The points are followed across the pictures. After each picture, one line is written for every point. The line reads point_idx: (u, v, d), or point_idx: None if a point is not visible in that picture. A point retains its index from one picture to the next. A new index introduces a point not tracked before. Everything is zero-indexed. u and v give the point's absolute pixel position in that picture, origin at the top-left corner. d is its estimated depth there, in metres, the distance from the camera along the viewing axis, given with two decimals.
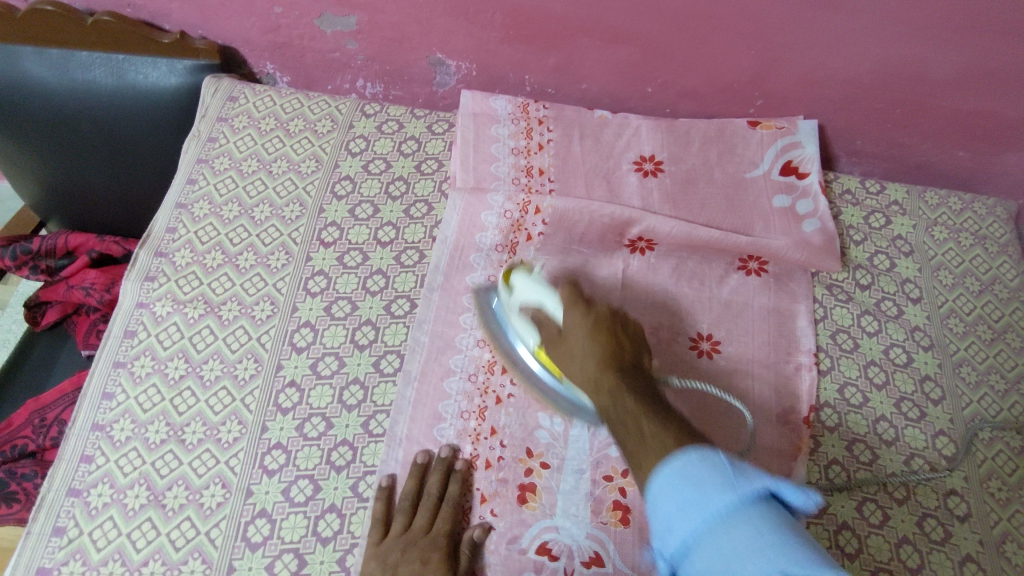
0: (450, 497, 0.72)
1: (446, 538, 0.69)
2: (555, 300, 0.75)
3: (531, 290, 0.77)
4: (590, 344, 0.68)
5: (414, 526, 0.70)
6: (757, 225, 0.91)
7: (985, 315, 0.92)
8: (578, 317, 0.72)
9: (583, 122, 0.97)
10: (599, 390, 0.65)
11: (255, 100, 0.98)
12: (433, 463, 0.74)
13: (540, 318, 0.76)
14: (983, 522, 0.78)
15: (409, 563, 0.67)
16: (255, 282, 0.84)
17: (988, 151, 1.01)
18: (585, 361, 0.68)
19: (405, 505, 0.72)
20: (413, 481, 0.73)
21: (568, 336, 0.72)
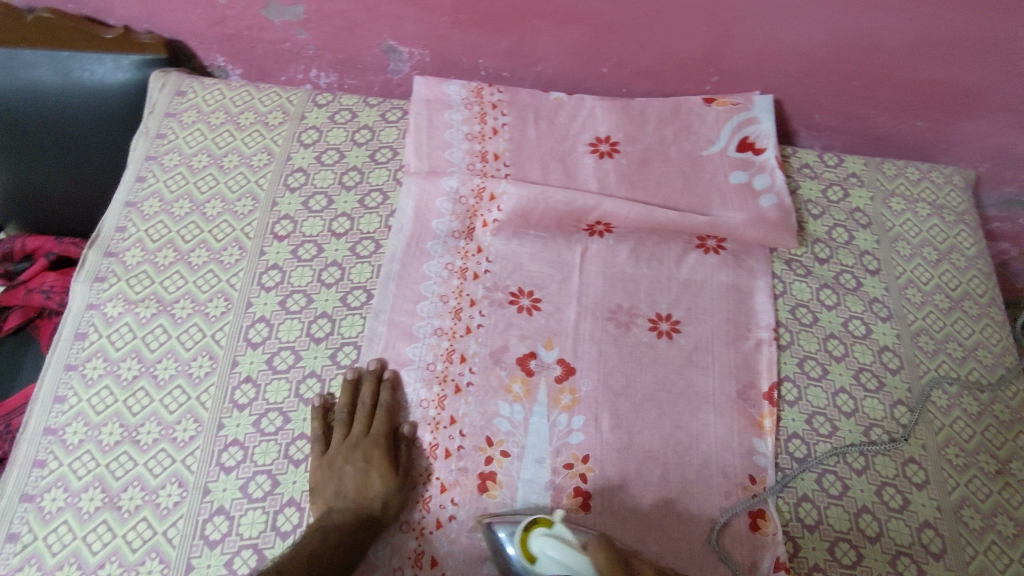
0: (384, 403, 0.76)
1: (386, 436, 0.74)
2: (588, 572, 0.60)
3: (561, 563, 0.62)
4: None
5: (354, 433, 0.74)
6: (714, 202, 0.91)
7: (943, 284, 0.93)
8: None
9: (538, 104, 0.96)
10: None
11: (204, 94, 0.96)
12: (363, 375, 0.78)
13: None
14: (941, 487, 0.79)
15: (353, 465, 0.71)
16: (208, 278, 0.83)
17: (945, 120, 1.01)
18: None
19: (343, 416, 0.75)
20: (348, 395, 0.76)
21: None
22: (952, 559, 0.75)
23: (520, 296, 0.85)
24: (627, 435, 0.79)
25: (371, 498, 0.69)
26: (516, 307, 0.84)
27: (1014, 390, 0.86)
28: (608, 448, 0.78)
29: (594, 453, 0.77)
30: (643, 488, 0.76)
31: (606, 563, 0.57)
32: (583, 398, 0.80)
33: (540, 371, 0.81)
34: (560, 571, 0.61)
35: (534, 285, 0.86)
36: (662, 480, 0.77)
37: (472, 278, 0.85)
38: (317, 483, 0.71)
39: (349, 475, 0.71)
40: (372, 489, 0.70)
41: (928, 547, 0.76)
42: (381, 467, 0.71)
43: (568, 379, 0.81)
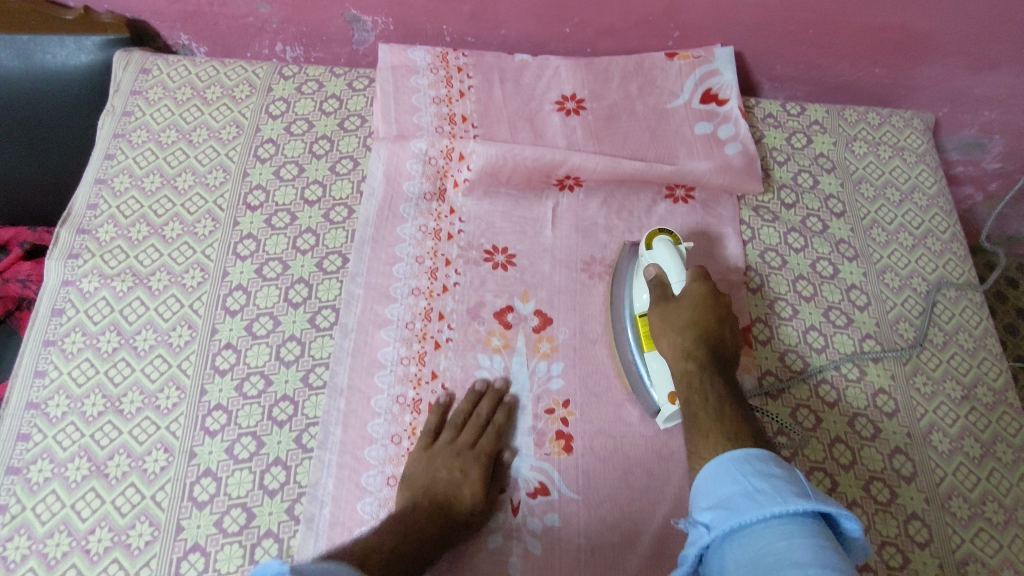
0: (497, 423, 0.76)
1: (489, 457, 0.73)
2: (680, 281, 0.76)
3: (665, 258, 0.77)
4: (695, 318, 0.73)
5: (460, 441, 0.74)
6: (680, 153, 0.93)
7: (906, 223, 0.95)
8: (695, 305, 0.74)
9: (503, 66, 0.97)
10: (688, 356, 0.72)
11: (168, 71, 0.96)
12: (487, 390, 0.77)
13: (661, 282, 0.77)
14: (910, 415, 0.82)
15: (448, 471, 0.71)
16: (183, 250, 0.84)
17: (902, 65, 1.03)
18: (686, 329, 0.73)
19: (456, 421, 0.75)
20: (468, 401, 0.76)
21: (676, 301, 0.75)
22: (923, 481, 0.78)
23: (495, 253, 0.87)
24: (604, 380, 0.80)
25: (457, 512, 0.69)
26: (491, 263, 0.86)
27: (977, 320, 0.89)
28: (587, 393, 0.80)
29: (574, 398, 0.79)
30: (622, 429, 0.78)
31: (701, 288, 0.75)
32: (561, 346, 0.82)
33: (518, 323, 0.83)
34: (659, 264, 0.78)
35: (508, 242, 0.87)
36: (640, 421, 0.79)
37: (446, 238, 0.87)
38: (411, 474, 0.71)
39: (443, 479, 0.71)
40: (459, 505, 0.69)
41: (899, 472, 0.79)
42: (476, 487, 0.71)
43: (545, 329, 0.83)
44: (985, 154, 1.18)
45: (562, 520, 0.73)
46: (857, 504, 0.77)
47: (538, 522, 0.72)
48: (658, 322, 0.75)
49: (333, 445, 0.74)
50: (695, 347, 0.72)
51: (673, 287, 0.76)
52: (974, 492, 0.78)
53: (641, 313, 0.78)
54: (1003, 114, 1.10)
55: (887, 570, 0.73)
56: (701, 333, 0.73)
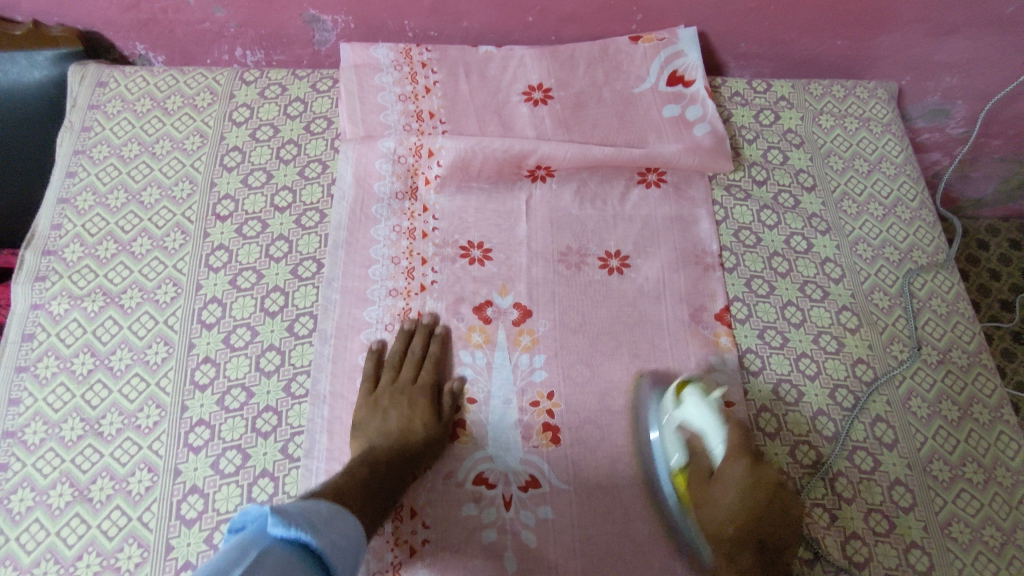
0: (433, 354, 0.79)
1: (431, 387, 0.77)
2: (719, 439, 0.70)
3: (697, 422, 0.72)
4: (737, 502, 0.67)
5: (401, 378, 0.77)
6: (649, 136, 0.93)
7: (875, 193, 0.97)
8: (742, 470, 0.68)
9: (467, 59, 0.96)
10: (732, 522, 0.67)
11: (126, 83, 0.94)
12: (417, 326, 0.80)
13: (695, 445, 0.72)
14: (890, 383, 0.83)
15: (398, 408, 0.75)
16: (154, 266, 0.82)
17: (864, 36, 1.04)
18: (730, 504, 0.68)
19: (393, 361, 0.78)
20: (400, 342, 0.79)
21: (711, 475, 0.70)
22: (904, 447, 0.80)
23: (471, 248, 0.86)
24: (587, 369, 0.81)
25: (413, 441, 0.73)
26: (468, 259, 0.85)
27: (949, 284, 0.90)
28: (571, 383, 0.80)
29: (558, 389, 0.79)
30: (607, 417, 0.79)
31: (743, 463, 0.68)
32: (542, 338, 0.82)
33: (498, 317, 0.82)
34: (695, 426, 0.72)
35: (484, 237, 0.87)
36: (624, 406, 0.79)
37: (421, 237, 0.86)
38: (361, 420, 0.74)
39: (393, 416, 0.74)
40: (414, 433, 0.73)
41: (880, 439, 0.80)
42: (425, 416, 0.75)
43: (525, 322, 0.83)
44: (949, 120, 1.20)
45: (555, 512, 0.73)
46: (842, 474, 0.78)
47: (531, 515, 0.73)
48: (694, 492, 0.71)
49: (321, 453, 0.73)
50: (729, 525, 0.67)
51: (713, 456, 0.70)
52: (954, 454, 0.80)
53: (678, 470, 0.73)
54: (964, 80, 1.11)
55: (874, 537, 0.75)
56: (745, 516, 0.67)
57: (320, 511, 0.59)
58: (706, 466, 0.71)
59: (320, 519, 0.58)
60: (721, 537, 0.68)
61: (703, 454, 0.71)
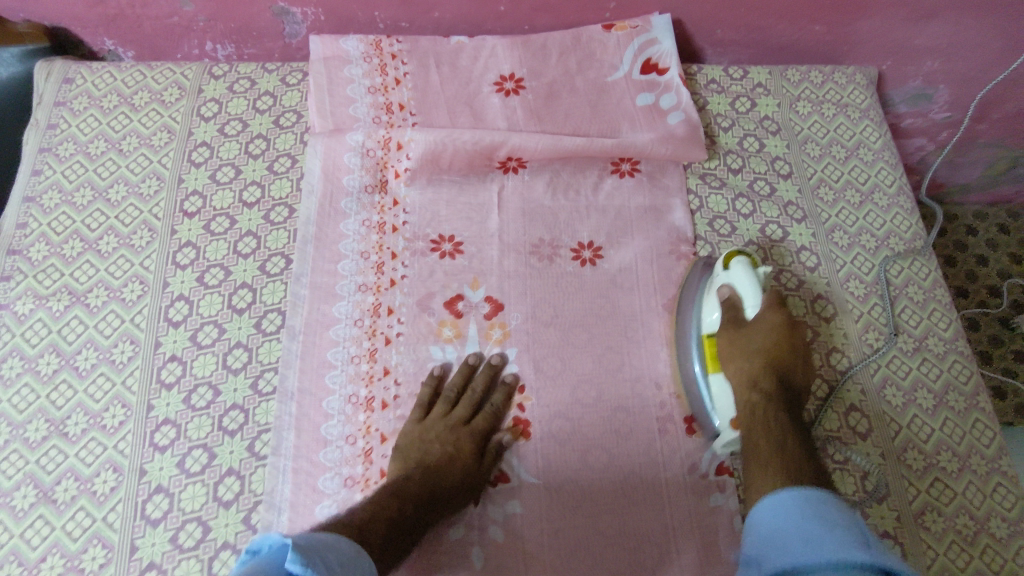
0: (495, 403, 0.77)
1: (482, 435, 0.75)
2: (755, 304, 0.75)
3: (738, 282, 0.76)
4: (761, 354, 0.74)
5: (453, 416, 0.75)
6: (623, 126, 0.92)
7: (853, 180, 0.95)
8: (773, 318, 0.75)
9: (438, 50, 0.94)
10: (752, 385, 0.72)
11: (92, 79, 0.93)
12: (479, 368, 0.78)
13: (732, 303, 0.76)
14: (865, 371, 0.83)
15: (441, 444, 0.72)
16: (120, 263, 0.82)
17: (842, 21, 1.03)
18: (755, 357, 0.74)
19: (450, 395, 0.76)
20: (462, 375, 0.77)
21: (745, 331, 0.75)
22: (878, 436, 0.79)
23: (442, 242, 0.85)
24: (559, 362, 0.80)
25: (447, 481, 0.70)
26: (439, 253, 0.84)
27: (926, 272, 0.89)
28: (542, 376, 0.79)
29: (529, 383, 0.79)
30: (578, 410, 0.78)
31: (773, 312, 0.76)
32: (513, 331, 0.81)
33: (469, 311, 0.82)
34: (734, 284, 0.77)
35: (455, 230, 0.86)
36: (595, 399, 0.79)
37: (391, 231, 0.85)
38: (402, 447, 0.72)
39: (436, 451, 0.71)
40: (450, 474, 0.70)
41: (855, 429, 0.79)
42: (467, 460, 0.72)
43: (497, 315, 0.82)
44: (932, 104, 1.18)
45: (523, 506, 0.73)
46: None
47: (499, 510, 0.72)
48: (730, 348, 0.74)
49: (287, 451, 0.73)
50: (760, 374, 0.72)
51: (747, 312, 0.75)
52: (928, 443, 0.79)
53: (710, 334, 0.77)
54: (945, 64, 1.10)
55: None
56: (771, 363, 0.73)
57: (341, 552, 0.55)
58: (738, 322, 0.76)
59: (337, 561, 0.53)
60: (746, 386, 0.72)
61: (737, 316, 0.76)
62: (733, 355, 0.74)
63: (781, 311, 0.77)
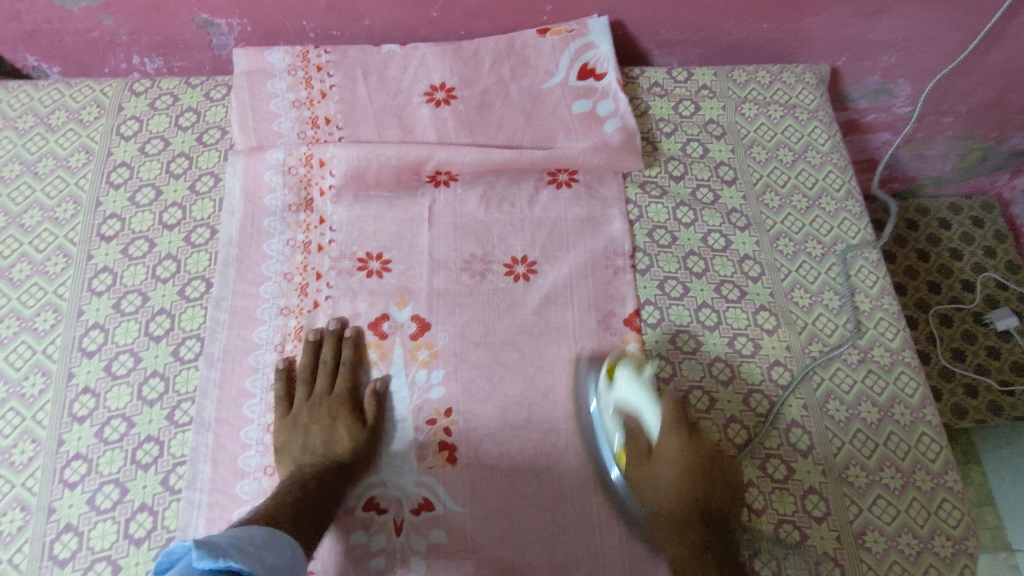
0: (347, 360, 0.76)
1: (348, 393, 0.75)
2: (654, 414, 0.70)
3: (634, 398, 0.71)
4: (676, 490, 0.68)
5: (316, 392, 0.75)
6: (558, 135, 0.89)
7: (799, 184, 0.92)
8: (673, 444, 0.69)
9: (366, 60, 0.91)
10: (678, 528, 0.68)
11: (8, 99, 0.90)
12: (325, 335, 0.77)
13: (633, 430, 0.71)
14: (807, 386, 0.80)
15: (318, 422, 0.73)
16: (33, 292, 0.79)
17: (790, 18, 0.99)
18: (662, 460, 0.69)
19: (305, 376, 0.76)
20: (308, 355, 0.76)
21: (655, 461, 0.70)
22: (820, 454, 0.76)
23: (369, 260, 0.82)
24: (487, 385, 0.77)
25: (341, 454, 0.71)
26: (365, 272, 0.81)
27: (874, 279, 0.87)
28: (471, 399, 0.76)
29: (457, 406, 0.76)
30: (508, 434, 0.75)
31: (670, 406, 0.69)
32: (441, 352, 0.78)
33: (394, 332, 0.79)
34: (636, 408, 0.71)
35: (383, 247, 0.83)
36: (525, 422, 0.76)
37: (316, 250, 0.82)
38: (281, 442, 0.72)
39: (314, 432, 0.72)
40: (340, 446, 0.72)
41: (796, 446, 0.77)
42: (348, 425, 0.73)
43: (424, 336, 0.79)
44: (894, 99, 1.15)
45: (447, 536, 0.70)
46: (753, 485, 0.74)
47: (422, 540, 0.70)
48: (641, 477, 0.70)
49: (202, 484, 0.70)
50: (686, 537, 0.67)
51: (651, 440, 0.71)
52: (872, 459, 0.76)
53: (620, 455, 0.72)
54: (902, 58, 1.06)
55: (784, 550, 0.72)
56: (687, 496, 0.68)
57: (255, 536, 0.57)
58: (642, 440, 0.71)
59: (252, 543, 0.55)
60: (666, 505, 0.69)
61: (643, 445, 0.71)
62: (643, 473, 0.70)
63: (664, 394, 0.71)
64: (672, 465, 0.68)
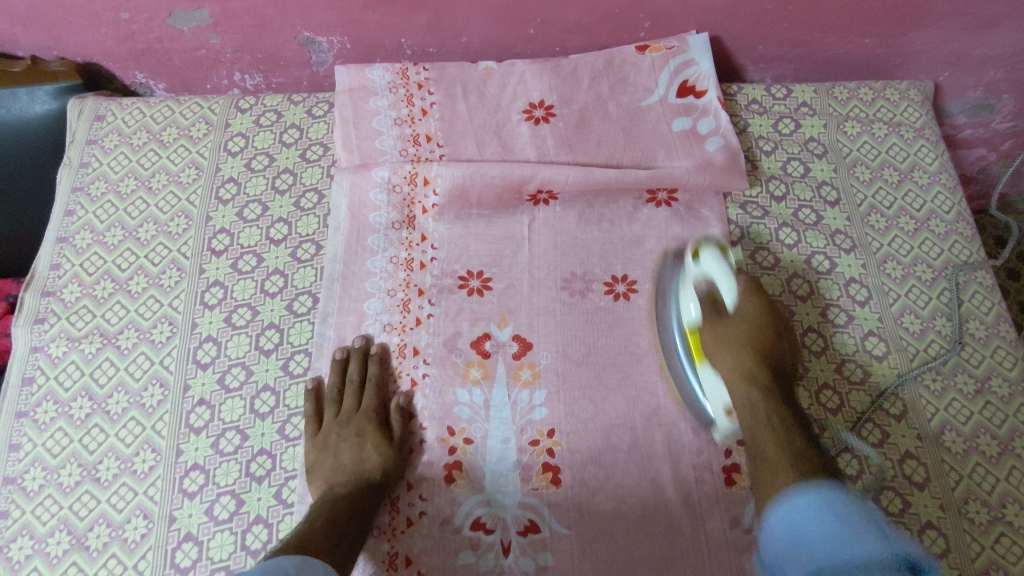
0: (373, 377, 0.77)
1: (376, 411, 0.75)
2: (733, 287, 0.75)
3: (715, 268, 0.75)
4: (744, 333, 0.74)
5: (345, 410, 0.76)
6: (658, 153, 0.88)
7: (907, 206, 0.89)
8: (754, 307, 0.75)
9: (465, 77, 0.92)
10: (748, 378, 0.71)
11: (123, 116, 0.95)
12: (351, 353, 0.78)
13: (712, 299, 0.75)
14: (920, 416, 0.76)
15: (346, 440, 0.73)
16: (150, 304, 0.82)
17: (894, 33, 0.96)
18: (744, 350, 0.73)
19: (332, 395, 0.76)
20: (335, 373, 0.77)
21: (728, 320, 0.75)
22: (937, 487, 0.73)
23: (470, 278, 0.82)
24: (590, 408, 0.76)
25: (369, 471, 0.71)
26: (466, 290, 0.82)
27: (989, 305, 0.83)
28: (572, 422, 0.75)
29: (559, 427, 0.75)
30: (612, 457, 0.74)
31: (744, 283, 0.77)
32: (544, 372, 0.78)
33: (496, 351, 0.79)
34: (712, 278, 0.75)
35: (484, 265, 0.83)
36: (630, 446, 0.74)
37: (419, 267, 0.83)
38: (313, 462, 0.72)
39: (344, 451, 0.72)
40: (369, 462, 0.71)
41: (910, 478, 0.73)
42: (377, 441, 0.73)
43: (526, 356, 0.79)
44: (995, 115, 1.09)
45: (555, 558, 0.69)
46: None
47: (530, 562, 0.69)
48: (717, 338, 0.74)
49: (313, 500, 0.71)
50: (751, 363, 0.72)
51: (726, 300, 0.75)
52: (993, 495, 0.72)
53: (693, 327, 0.75)
54: (1009, 73, 1.01)
55: None
56: (760, 354, 0.73)
57: (287, 566, 0.57)
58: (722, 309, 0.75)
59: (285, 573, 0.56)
60: (736, 373, 0.72)
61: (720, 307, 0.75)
62: (714, 352, 0.74)
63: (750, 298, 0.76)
64: (746, 355, 0.72)
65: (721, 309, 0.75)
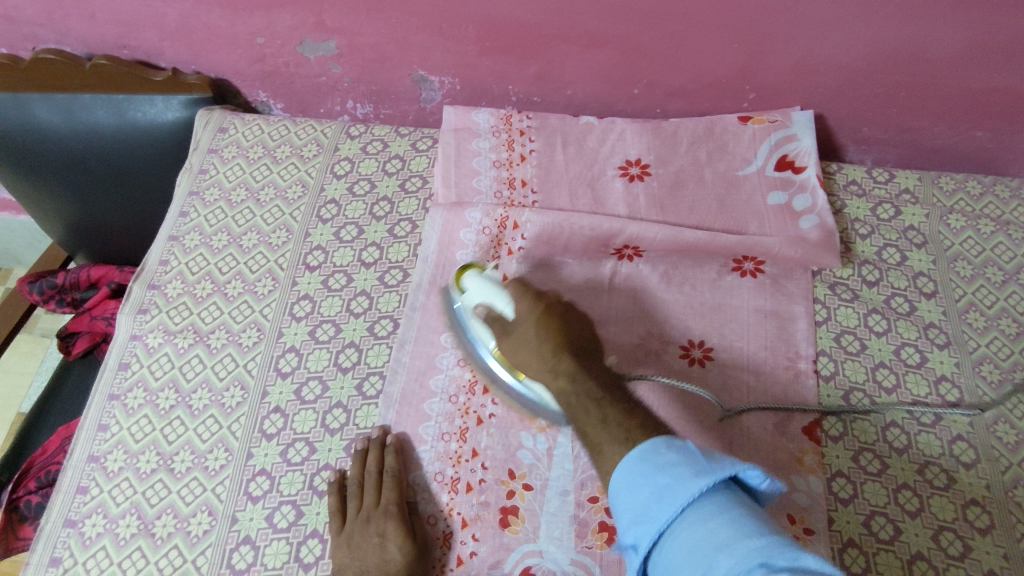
0: (391, 468, 0.73)
1: (397, 505, 0.71)
2: (503, 301, 0.75)
3: (480, 292, 0.77)
4: (540, 333, 0.70)
5: (365, 505, 0.72)
6: (751, 224, 0.88)
7: (1010, 307, 0.85)
8: (528, 306, 0.73)
9: (566, 129, 0.95)
10: (555, 374, 0.67)
11: (243, 130, 1.02)
12: (370, 443, 0.76)
13: (493, 319, 0.76)
14: (1009, 534, 0.71)
15: (369, 541, 0.70)
16: (242, 309, 0.86)
17: (1010, 130, 0.93)
18: (539, 349, 0.70)
19: (354, 489, 0.73)
20: (356, 466, 0.74)
21: (515, 331, 0.73)
22: None
23: None
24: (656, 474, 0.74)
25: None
26: None
27: None
28: None
29: None
30: None
31: (516, 284, 0.76)
32: None
33: None
34: (485, 300, 0.77)
35: None
36: None
37: None
38: (339, 565, 0.69)
39: (368, 553, 0.69)
40: (394, 566, 0.68)
41: None
42: (399, 542, 0.69)
43: None
44: None
45: None
46: None
47: None
48: (515, 350, 0.73)
49: None
50: (557, 360, 0.67)
51: (506, 313, 0.75)
52: None
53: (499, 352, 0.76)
54: None
55: None
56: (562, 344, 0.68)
57: None
58: (501, 320, 0.75)
59: None
60: (551, 351, 0.68)
61: (506, 322, 0.75)
62: (530, 356, 0.71)
63: (529, 293, 0.75)
64: (547, 337, 0.69)
65: (507, 320, 0.74)
